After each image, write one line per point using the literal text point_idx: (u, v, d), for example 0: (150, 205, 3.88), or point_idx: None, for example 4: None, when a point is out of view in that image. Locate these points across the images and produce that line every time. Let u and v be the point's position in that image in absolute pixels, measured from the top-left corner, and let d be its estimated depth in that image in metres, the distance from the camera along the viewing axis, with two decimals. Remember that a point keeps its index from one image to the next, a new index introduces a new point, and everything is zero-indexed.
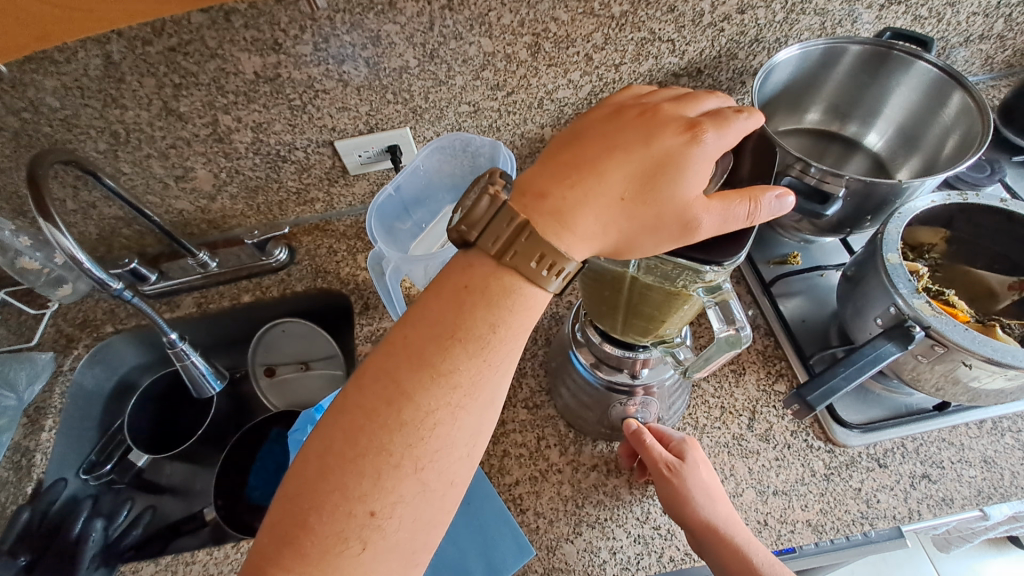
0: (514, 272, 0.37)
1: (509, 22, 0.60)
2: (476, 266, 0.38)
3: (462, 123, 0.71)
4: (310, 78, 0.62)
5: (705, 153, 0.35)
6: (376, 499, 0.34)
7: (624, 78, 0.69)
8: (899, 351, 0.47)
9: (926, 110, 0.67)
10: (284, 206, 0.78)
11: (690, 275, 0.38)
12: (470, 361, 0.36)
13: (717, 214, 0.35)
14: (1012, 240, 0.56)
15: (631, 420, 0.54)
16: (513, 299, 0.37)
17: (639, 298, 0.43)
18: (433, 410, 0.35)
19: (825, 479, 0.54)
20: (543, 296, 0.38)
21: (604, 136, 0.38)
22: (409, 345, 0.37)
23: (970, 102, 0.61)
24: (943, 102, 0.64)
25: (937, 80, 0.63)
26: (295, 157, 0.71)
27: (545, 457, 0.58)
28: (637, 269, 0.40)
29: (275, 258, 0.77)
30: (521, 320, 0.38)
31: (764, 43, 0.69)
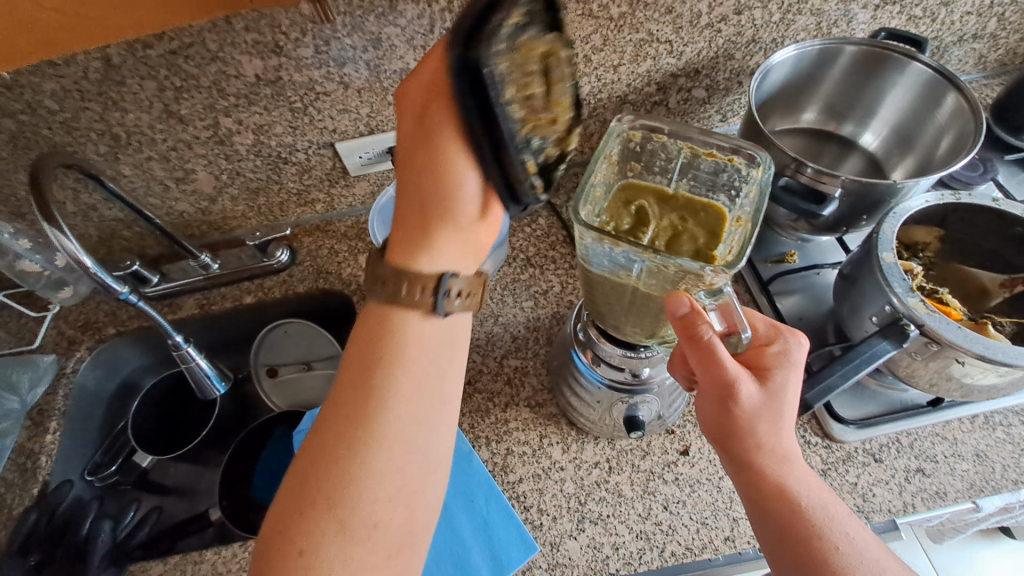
0: (383, 313, 0.49)
1: None
2: (365, 333, 0.49)
3: None
4: (311, 80, 0.62)
5: (409, 131, 0.52)
6: (305, 540, 0.42)
7: (623, 79, 0.70)
8: (894, 349, 0.48)
9: (921, 111, 0.67)
10: (285, 207, 0.78)
11: (692, 280, 0.39)
12: (370, 411, 0.46)
13: (446, 160, 0.50)
14: (1002, 239, 0.57)
15: (681, 299, 0.39)
16: (419, 344, 0.49)
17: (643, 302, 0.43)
18: (342, 454, 0.45)
19: (823, 474, 0.55)
20: (420, 340, 0.49)
21: (416, 168, 0.52)
22: (329, 413, 0.47)
23: (965, 104, 0.62)
24: (938, 103, 0.65)
25: (933, 80, 0.64)
26: (296, 159, 0.72)
27: (548, 455, 0.59)
28: (640, 272, 0.40)
29: (277, 259, 0.77)
30: (408, 371, 0.48)
31: (761, 44, 0.70)
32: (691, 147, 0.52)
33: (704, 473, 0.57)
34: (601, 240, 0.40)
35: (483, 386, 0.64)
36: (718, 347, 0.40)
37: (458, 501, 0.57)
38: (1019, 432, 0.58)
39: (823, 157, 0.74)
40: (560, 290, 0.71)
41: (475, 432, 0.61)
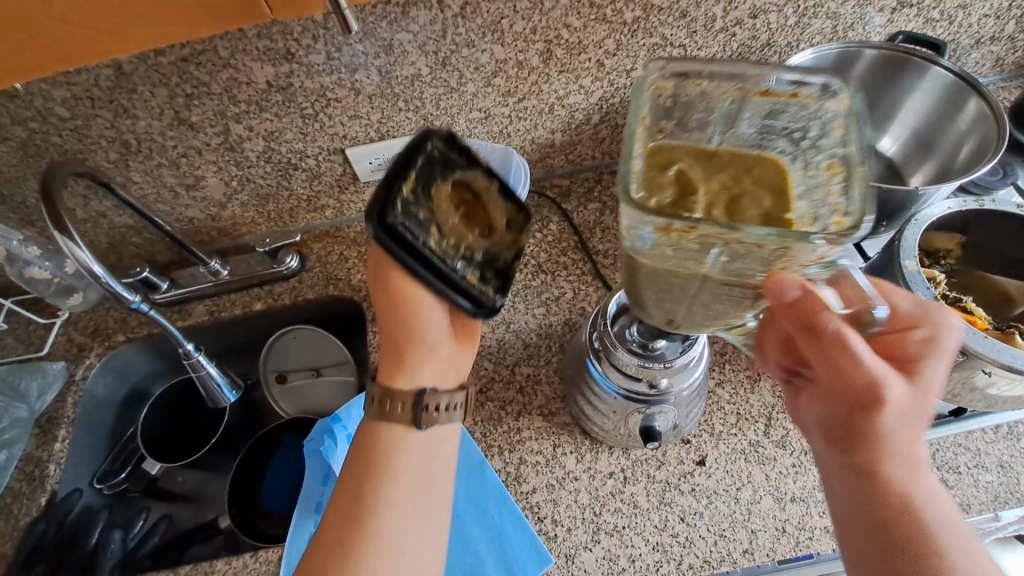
0: (379, 430, 0.48)
1: (521, 29, 0.60)
2: (362, 442, 0.48)
3: (473, 130, 0.71)
4: (322, 86, 0.62)
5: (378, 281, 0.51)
6: None
7: (636, 84, 0.70)
8: None
9: (942, 115, 0.66)
10: (294, 213, 0.78)
11: (775, 252, 0.34)
12: (373, 514, 0.45)
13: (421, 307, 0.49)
14: None
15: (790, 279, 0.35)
16: (406, 454, 0.47)
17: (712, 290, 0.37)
18: (348, 561, 0.43)
19: None
20: (419, 446, 0.48)
21: (389, 310, 0.50)
22: (329, 519, 0.46)
23: (987, 110, 0.61)
24: (960, 108, 0.64)
25: (955, 85, 0.63)
26: (306, 165, 0.71)
27: (562, 464, 0.58)
28: (716, 258, 0.34)
29: (287, 265, 0.76)
30: (411, 472, 0.47)
31: (776, 47, 0.69)
32: (739, 88, 0.44)
33: (721, 483, 0.56)
34: (668, 229, 0.33)
35: (495, 394, 0.63)
36: (847, 338, 0.37)
37: (470, 511, 0.56)
38: None
39: None
40: (572, 297, 0.70)
41: (488, 441, 0.60)
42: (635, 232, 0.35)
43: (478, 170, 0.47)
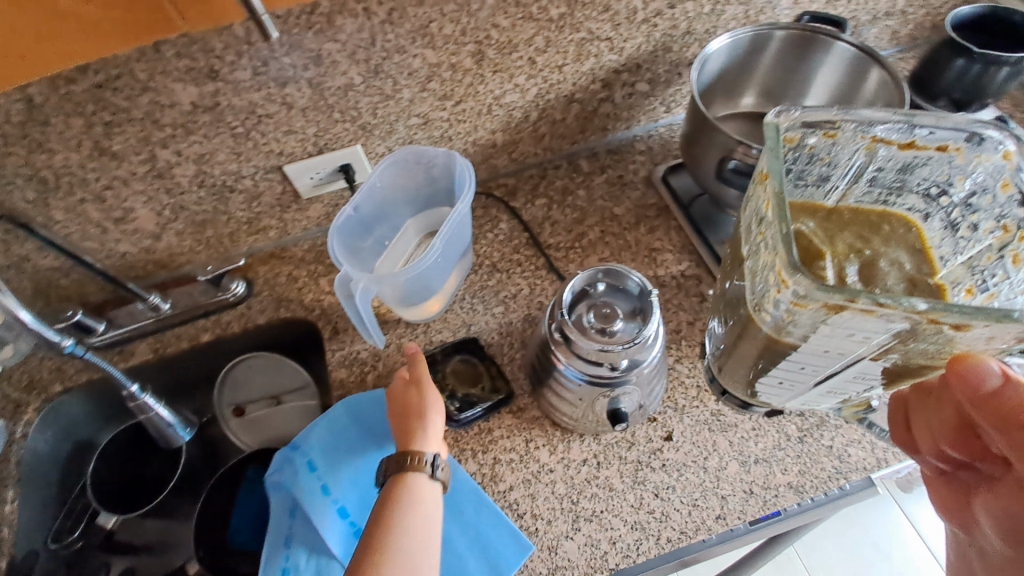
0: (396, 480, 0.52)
1: (451, 32, 0.60)
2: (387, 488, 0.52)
3: (414, 136, 0.71)
4: (252, 103, 0.60)
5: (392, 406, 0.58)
6: None
7: (568, 78, 0.71)
8: None
9: (850, 85, 0.67)
10: (236, 237, 0.75)
11: (924, 329, 0.35)
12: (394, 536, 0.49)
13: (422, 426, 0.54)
14: None
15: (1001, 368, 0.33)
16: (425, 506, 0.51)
17: (845, 351, 0.40)
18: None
19: (799, 441, 0.58)
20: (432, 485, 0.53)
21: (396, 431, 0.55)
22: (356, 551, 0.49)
23: (888, 78, 0.62)
24: (864, 78, 0.65)
25: (857, 58, 0.64)
26: (243, 187, 0.69)
27: (536, 458, 0.59)
28: (851, 325, 0.37)
29: (233, 292, 0.73)
30: (425, 507, 0.51)
31: (695, 35, 0.72)
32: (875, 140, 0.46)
33: (689, 455, 0.58)
34: (801, 300, 0.36)
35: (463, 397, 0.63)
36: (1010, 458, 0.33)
37: (447, 515, 0.56)
38: None
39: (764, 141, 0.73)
40: (528, 293, 0.71)
41: (460, 445, 0.60)
42: (774, 295, 0.39)
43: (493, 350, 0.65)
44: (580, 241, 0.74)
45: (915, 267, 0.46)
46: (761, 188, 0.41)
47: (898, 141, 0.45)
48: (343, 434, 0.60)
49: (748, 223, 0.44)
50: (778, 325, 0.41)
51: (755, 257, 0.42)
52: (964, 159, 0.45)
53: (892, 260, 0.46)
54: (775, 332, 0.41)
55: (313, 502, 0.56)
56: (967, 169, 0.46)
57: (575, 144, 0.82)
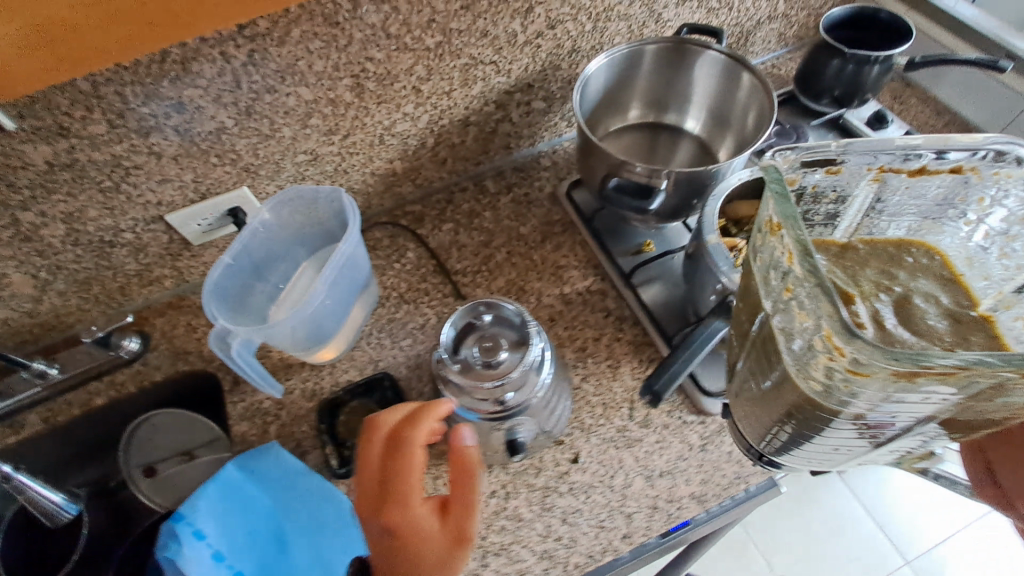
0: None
1: (322, 68, 0.58)
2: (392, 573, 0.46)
3: (305, 172, 0.68)
4: (115, 155, 0.56)
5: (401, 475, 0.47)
6: None
7: (459, 103, 0.70)
8: (724, 326, 0.50)
9: (726, 89, 0.68)
10: (128, 290, 0.72)
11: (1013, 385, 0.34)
12: None
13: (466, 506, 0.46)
14: None
15: None
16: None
17: (913, 413, 0.40)
18: None
19: (701, 450, 0.58)
20: None
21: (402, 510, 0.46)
22: None
23: (757, 82, 0.63)
24: (737, 82, 0.67)
25: (727, 64, 0.66)
26: (125, 239, 0.66)
27: (444, 495, 0.58)
28: (924, 389, 0.36)
29: (126, 349, 0.70)
30: None
31: (582, 52, 0.72)
32: (883, 172, 0.51)
33: (595, 476, 0.58)
34: (863, 368, 0.35)
35: None
36: None
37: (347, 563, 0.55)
38: None
39: (657, 150, 0.74)
40: (436, 322, 0.70)
41: None
42: (825, 361, 0.38)
43: None
44: (488, 264, 0.73)
45: (950, 298, 0.52)
46: (781, 246, 0.39)
47: (904, 168, 0.51)
48: (238, 496, 0.58)
49: (768, 277, 0.42)
50: (822, 386, 0.40)
51: (789, 316, 0.40)
52: (981, 178, 0.51)
53: (925, 294, 0.51)
54: (825, 395, 0.40)
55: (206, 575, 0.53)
56: (986, 187, 0.51)
57: (481, 164, 0.81)
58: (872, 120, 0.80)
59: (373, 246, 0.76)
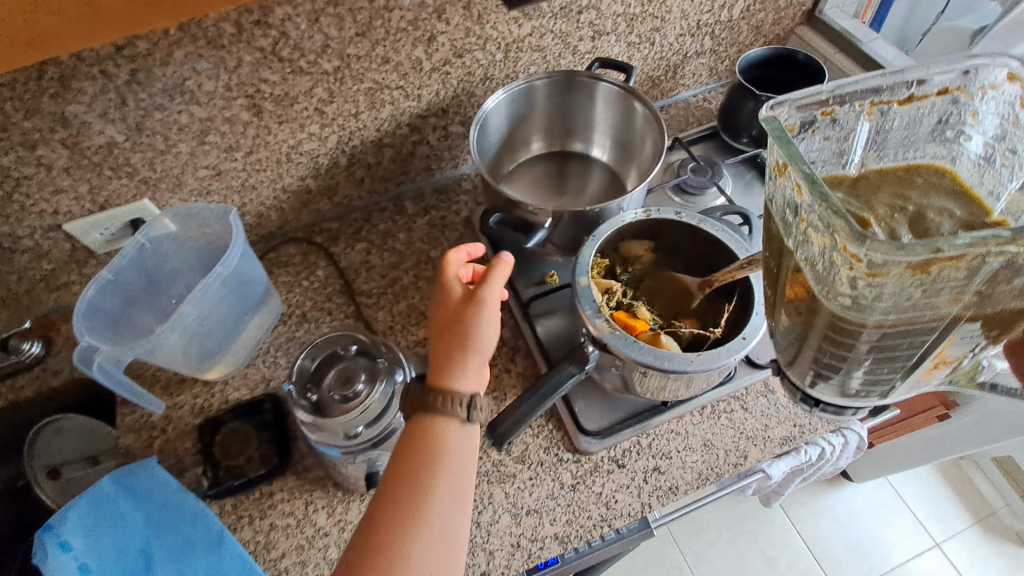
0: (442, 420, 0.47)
1: (213, 88, 0.58)
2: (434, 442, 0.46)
3: (209, 187, 0.68)
4: (2, 166, 0.56)
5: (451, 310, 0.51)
6: (416, 541, 0.42)
7: (369, 125, 0.70)
8: (577, 373, 0.52)
9: (624, 119, 0.71)
10: (33, 296, 0.71)
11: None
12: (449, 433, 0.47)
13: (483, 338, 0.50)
14: (705, 243, 0.59)
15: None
16: (452, 460, 0.46)
17: (929, 322, 0.37)
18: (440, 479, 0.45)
19: (572, 489, 0.58)
20: (465, 440, 0.47)
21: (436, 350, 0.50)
22: (398, 488, 0.44)
23: (650, 114, 0.66)
24: (632, 113, 0.69)
25: (621, 96, 0.68)
26: (24, 246, 0.65)
27: (313, 521, 0.59)
28: (942, 283, 0.34)
29: (27, 353, 0.70)
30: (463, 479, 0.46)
31: (496, 80, 0.72)
32: (875, 101, 0.44)
33: None
34: (882, 270, 0.34)
35: (245, 462, 0.61)
36: None
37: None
38: (740, 416, 0.62)
39: (564, 179, 0.76)
40: None
41: (237, 512, 0.60)
42: (848, 273, 0.35)
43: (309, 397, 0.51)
44: (393, 286, 0.74)
45: (964, 210, 0.40)
46: (789, 181, 0.38)
47: (892, 99, 0.44)
48: (102, 515, 0.57)
49: (784, 219, 0.41)
50: (842, 302, 0.37)
51: (807, 249, 0.39)
52: (969, 96, 0.43)
53: (936, 209, 0.40)
54: (852, 315, 0.37)
55: None
56: (976, 103, 0.43)
57: (401, 184, 0.80)
58: None
59: (284, 262, 0.76)
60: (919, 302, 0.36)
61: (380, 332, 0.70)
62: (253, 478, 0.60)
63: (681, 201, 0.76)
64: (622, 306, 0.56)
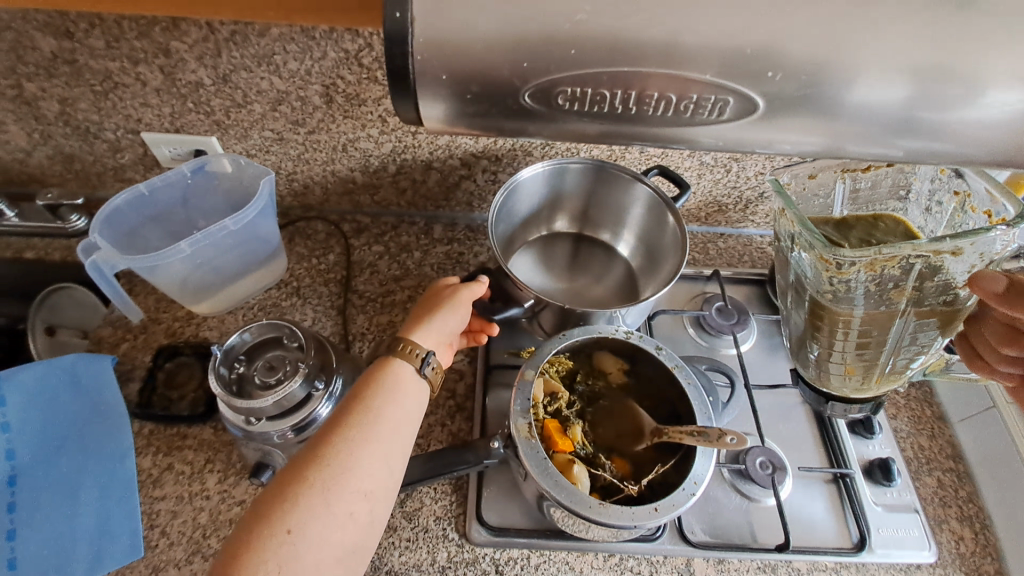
0: (400, 359, 0.49)
1: (296, 69, 0.63)
2: (393, 380, 0.48)
3: (269, 147, 0.73)
4: (108, 70, 0.65)
5: (436, 293, 0.57)
6: (362, 471, 0.43)
7: (423, 146, 0.72)
8: (477, 463, 0.51)
9: (657, 227, 0.70)
10: (102, 179, 0.80)
11: (936, 265, 0.48)
12: (405, 382, 0.48)
13: (446, 322, 0.54)
14: (677, 388, 0.54)
15: None
16: (400, 391, 0.47)
17: (893, 312, 0.51)
18: (389, 415, 0.46)
19: (439, 571, 0.55)
20: (420, 381, 0.49)
21: (412, 317, 0.55)
22: (345, 412, 0.45)
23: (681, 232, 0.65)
24: (665, 224, 0.68)
25: (660, 205, 0.67)
26: (106, 137, 0.74)
27: (202, 480, 0.60)
28: (890, 276, 0.49)
29: (71, 224, 0.81)
30: (411, 411, 0.48)
31: (556, 148, 0.72)
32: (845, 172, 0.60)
33: None
34: (846, 268, 0.50)
35: (179, 397, 0.65)
36: None
37: (91, 495, 0.58)
38: None
39: (580, 261, 0.76)
40: (308, 326, 0.72)
41: (149, 439, 0.63)
42: (827, 275, 0.51)
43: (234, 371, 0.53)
44: (385, 297, 0.75)
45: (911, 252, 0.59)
46: (789, 221, 0.55)
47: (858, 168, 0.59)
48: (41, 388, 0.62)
49: (788, 247, 0.57)
50: (826, 296, 0.53)
51: (801, 267, 0.55)
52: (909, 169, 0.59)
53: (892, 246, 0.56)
54: (830, 303, 0.53)
55: None
56: (915, 173, 0.59)
57: (440, 209, 0.82)
58: None
59: (308, 235, 0.81)
60: (881, 294, 0.51)
61: (351, 334, 0.72)
62: (175, 415, 0.63)
63: (694, 334, 0.70)
64: (559, 416, 0.53)
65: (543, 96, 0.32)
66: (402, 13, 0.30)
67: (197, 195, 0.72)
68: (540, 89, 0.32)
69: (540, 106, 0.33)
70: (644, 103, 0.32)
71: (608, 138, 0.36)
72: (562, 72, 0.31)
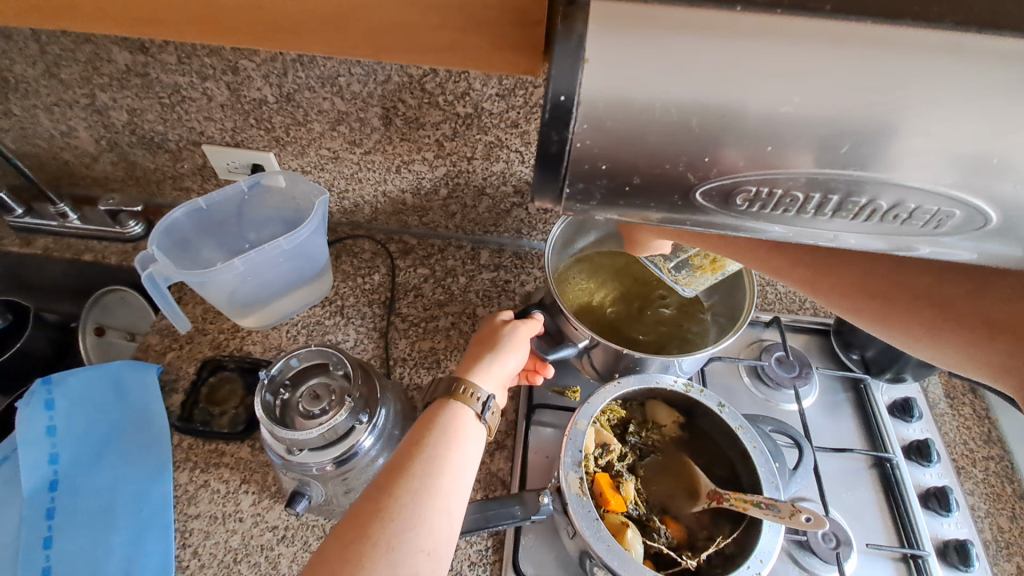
0: (455, 403, 0.48)
1: (358, 91, 0.63)
2: (448, 425, 0.46)
3: (324, 165, 0.73)
4: (177, 84, 0.65)
5: (491, 329, 0.55)
6: (423, 519, 0.40)
7: (477, 172, 0.71)
8: (522, 517, 0.48)
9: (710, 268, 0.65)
10: (161, 187, 0.82)
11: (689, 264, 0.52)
12: (457, 425, 0.46)
13: (504, 362, 0.52)
14: (738, 449, 0.51)
15: None
16: (456, 435, 0.46)
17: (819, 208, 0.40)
18: (445, 460, 0.44)
19: None
20: (476, 424, 0.48)
21: (468, 355, 0.53)
22: (401, 458, 0.44)
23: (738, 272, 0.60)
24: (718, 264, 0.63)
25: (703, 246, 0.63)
26: (169, 147, 0.75)
27: (236, 501, 0.59)
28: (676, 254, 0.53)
29: (129, 230, 0.83)
30: (468, 454, 0.46)
31: None
32: None
33: None
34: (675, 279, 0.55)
35: (220, 412, 0.64)
36: None
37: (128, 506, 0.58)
38: None
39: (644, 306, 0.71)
40: (349, 347, 0.71)
41: (188, 453, 0.62)
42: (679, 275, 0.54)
43: (280, 398, 0.52)
44: (428, 322, 0.74)
45: None
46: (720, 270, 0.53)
47: None
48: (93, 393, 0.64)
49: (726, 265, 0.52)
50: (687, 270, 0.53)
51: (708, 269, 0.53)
52: None
53: None
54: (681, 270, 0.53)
55: (32, 441, 0.60)
56: None
57: (488, 234, 0.81)
58: (896, 406, 0.65)
59: (355, 253, 0.80)
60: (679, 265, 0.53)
61: (392, 359, 0.70)
62: (214, 432, 0.62)
63: (750, 384, 0.66)
64: (611, 470, 0.50)
65: (720, 194, 0.26)
66: (567, 95, 0.23)
67: (251, 209, 0.72)
68: (718, 183, 0.25)
69: (712, 203, 0.27)
70: (841, 209, 0.26)
71: (713, 228, 0.29)
72: (750, 171, 0.25)
